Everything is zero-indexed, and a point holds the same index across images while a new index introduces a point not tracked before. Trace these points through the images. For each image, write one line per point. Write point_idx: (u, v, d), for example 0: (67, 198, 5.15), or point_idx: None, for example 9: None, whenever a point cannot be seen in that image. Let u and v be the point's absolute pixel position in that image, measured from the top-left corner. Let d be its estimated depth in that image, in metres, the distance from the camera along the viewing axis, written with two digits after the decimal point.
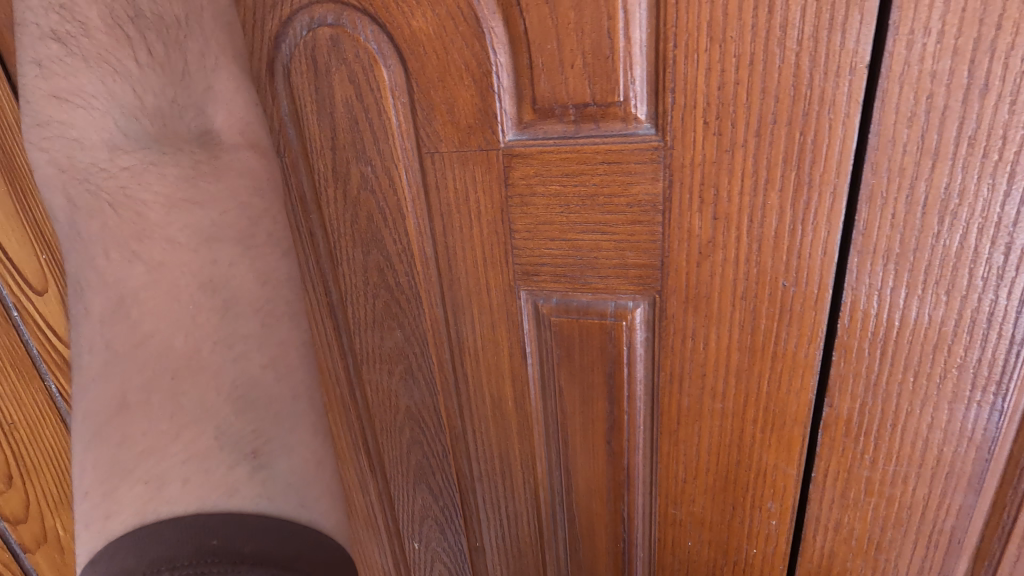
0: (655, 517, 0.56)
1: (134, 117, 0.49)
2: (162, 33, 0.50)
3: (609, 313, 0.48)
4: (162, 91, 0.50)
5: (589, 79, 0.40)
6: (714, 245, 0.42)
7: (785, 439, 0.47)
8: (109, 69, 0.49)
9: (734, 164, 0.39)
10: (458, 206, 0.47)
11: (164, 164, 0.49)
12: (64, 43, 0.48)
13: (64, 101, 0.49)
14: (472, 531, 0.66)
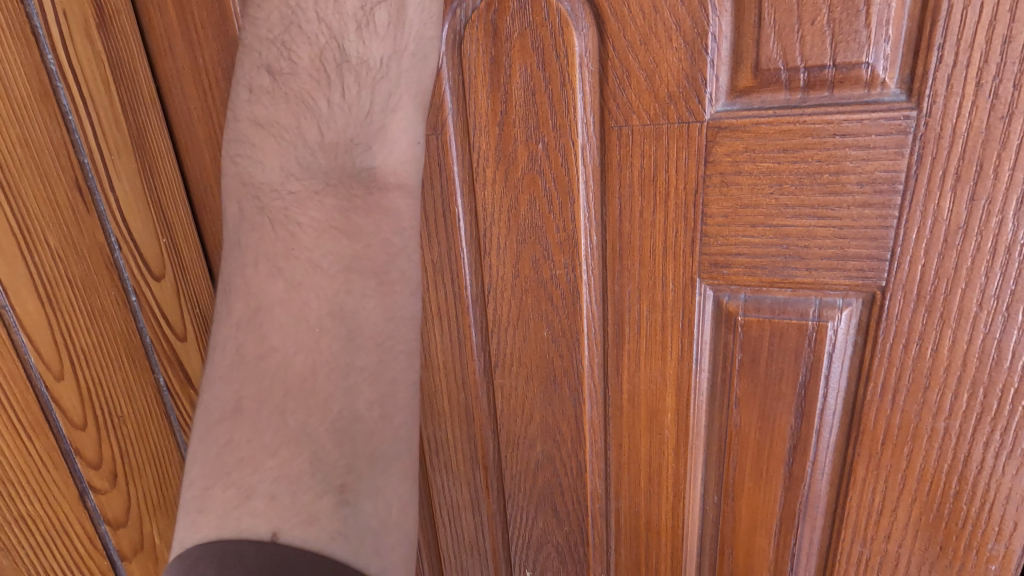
0: (832, 557, 0.48)
1: (329, 158, 0.40)
2: (354, 97, 0.40)
3: (811, 313, 0.42)
4: (369, 126, 0.40)
5: (841, 63, 0.35)
6: (964, 231, 0.36)
7: (991, 464, 0.41)
8: (303, 104, 0.39)
9: (994, 170, 0.34)
10: (640, 191, 0.43)
11: (327, 193, 0.39)
12: (279, 73, 0.39)
13: (260, 128, 0.40)
14: (598, 562, 0.58)
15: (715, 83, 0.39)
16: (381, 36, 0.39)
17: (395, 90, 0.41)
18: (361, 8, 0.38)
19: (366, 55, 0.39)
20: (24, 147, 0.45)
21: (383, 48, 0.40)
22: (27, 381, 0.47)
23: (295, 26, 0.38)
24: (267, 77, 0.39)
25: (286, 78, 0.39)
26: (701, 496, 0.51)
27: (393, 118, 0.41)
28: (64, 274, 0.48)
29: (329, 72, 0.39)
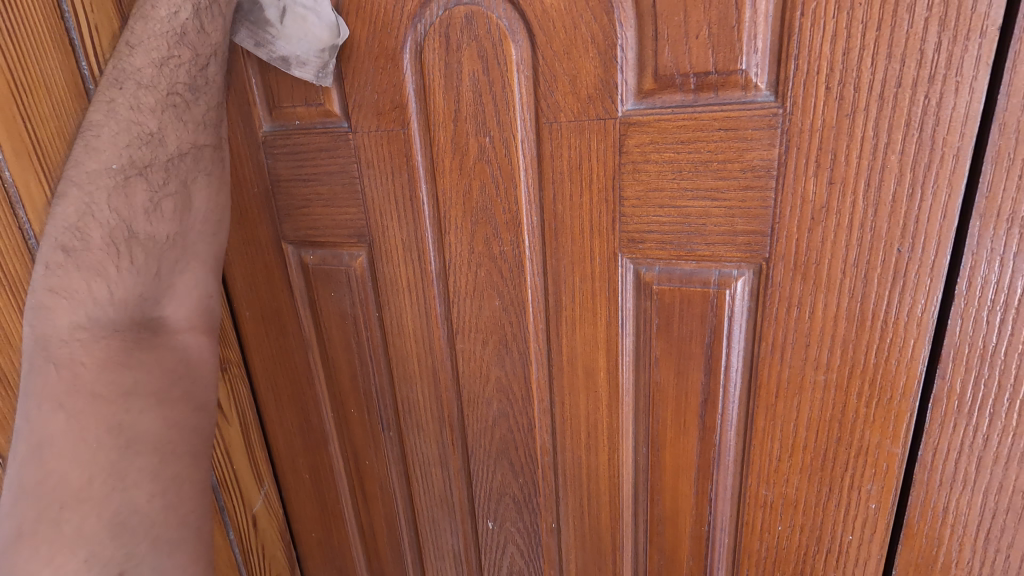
0: (743, 499, 0.55)
1: (112, 302, 0.52)
2: (153, 247, 0.54)
3: (712, 282, 0.49)
4: (156, 264, 0.54)
5: (721, 70, 0.43)
6: (827, 210, 0.43)
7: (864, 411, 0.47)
8: (120, 235, 0.52)
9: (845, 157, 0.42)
10: (569, 178, 0.51)
11: (114, 338, 0.51)
12: (94, 209, 0.52)
13: (54, 293, 0.51)
14: (550, 511, 0.66)
15: (624, 86, 0.46)
16: (171, 192, 0.55)
17: (179, 261, 0.57)
18: (150, 201, 0.54)
19: (163, 198, 0.54)
20: (63, 141, 0.54)
21: (172, 198, 0.55)
22: None
23: (116, 172, 0.52)
24: (72, 212, 0.52)
25: (91, 218, 0.52)
26: (632, 448, 0.58)
27: (179, 281, 0.57)
28: None
29: (150, 208, 0.54)
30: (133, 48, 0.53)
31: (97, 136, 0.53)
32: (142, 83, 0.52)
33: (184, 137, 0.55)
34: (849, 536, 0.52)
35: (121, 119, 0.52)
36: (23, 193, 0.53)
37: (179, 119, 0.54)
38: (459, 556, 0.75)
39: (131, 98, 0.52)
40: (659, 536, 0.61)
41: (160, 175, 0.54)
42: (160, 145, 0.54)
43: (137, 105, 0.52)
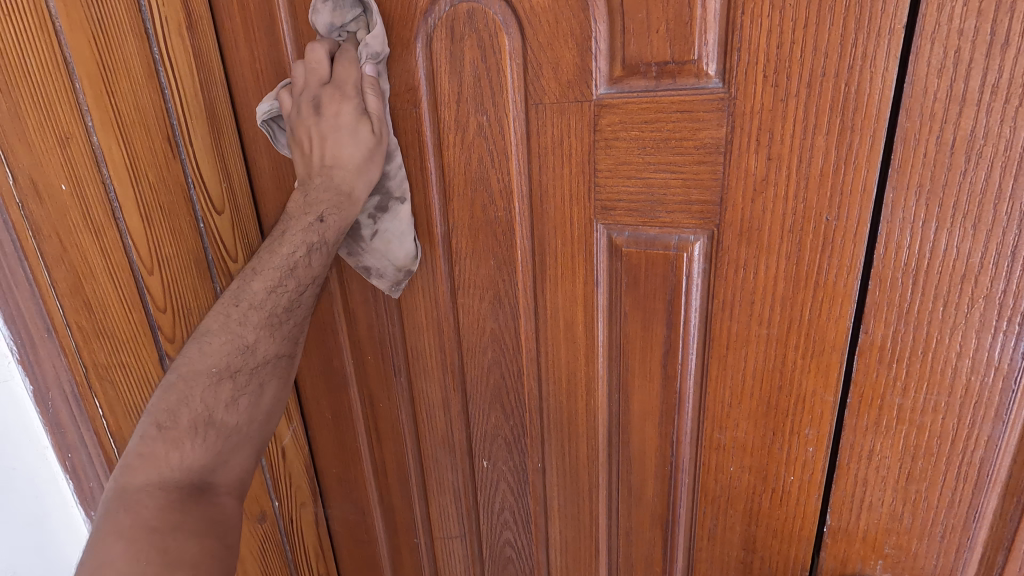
0: (701, 442, 0.63)
1: (176, 465, 0.56)
2: (226, 435, 0.60)
3: (673, 245, 0.56)
4: (239, 416, 0.61)
5: (678, 60, 0.50)
6: (767, 182, 0.50)
7: (802, 363, 0.54)
8: (204, 420, 0.59)
9: (782, 136, 0.48)
10: (553, 152, 0.59)
11: (211, 437, 0.58)
12: (195, 394, 0.59)
13: (160, 434, 0.56)
14: (536, 452, 0.75)
15: (598, 72, 0.54)
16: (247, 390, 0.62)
17: (244, 433, 0.62)
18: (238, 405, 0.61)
19: (231, 416, 0.61)
20: (136, 111, 0.64)
21: (249, 394, 0.62)
22: (130, 271, 0.65)
23: (233, 348, 0.62)
24: (184, 392, 0.59)
25: (195, 400, 0.59)
26: (605, 395, 0.66)
27: (236, 459, 0.61)
28: (156, 200, 0.67)
29: (238, 398, 0.62)
30: (273, 238, 0.65)
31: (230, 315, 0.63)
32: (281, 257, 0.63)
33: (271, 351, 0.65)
34: (791, 477, 0.59)
35: (250, 290, 0.63)
36: (105, 155, 0.62)
37: (249, 360, 0.63)
38: (459, 492, 0.85)
39: (262, 287, 0.63)
40: (629, 476, 0.69)
41: (243, 385, 0.62)
42: (252, 356, 0.63)
43: (253, 314, 0.63)
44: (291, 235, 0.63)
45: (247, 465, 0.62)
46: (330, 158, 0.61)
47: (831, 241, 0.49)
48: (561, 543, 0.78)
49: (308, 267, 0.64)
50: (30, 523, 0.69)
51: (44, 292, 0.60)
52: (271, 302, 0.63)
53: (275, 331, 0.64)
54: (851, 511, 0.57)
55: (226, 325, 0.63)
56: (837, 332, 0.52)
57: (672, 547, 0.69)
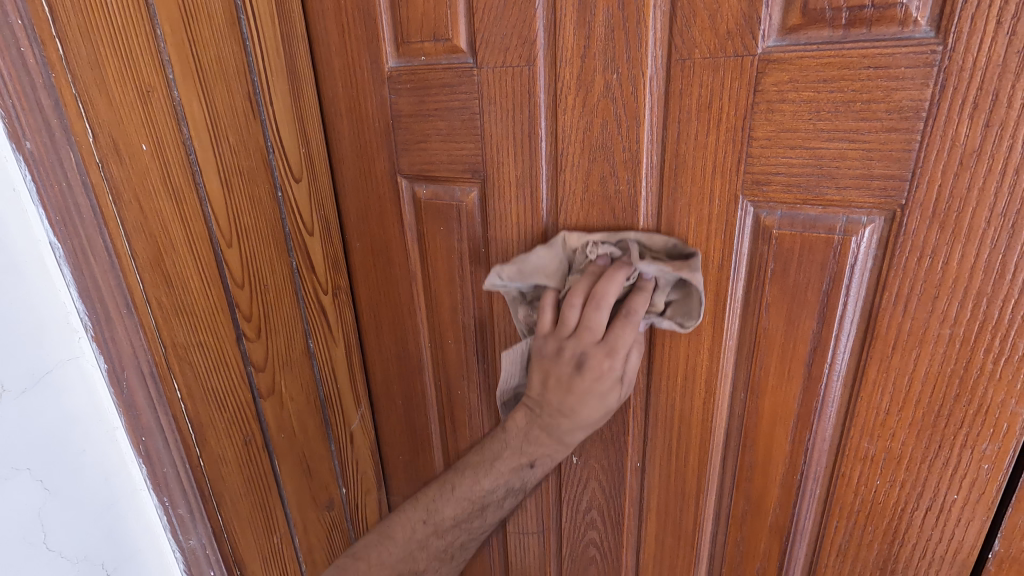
0: (841, 452, 0.56)
1: (377, 560, 0.63)
2: (444, 528, 0.65)
3: (838, 228, 0.48)
4: (409, 562, 0.64)
5: (878, 5, 0.42)
6: (979, 154, 0.42)
7: (990, 369, 0.46)
8: (425, 529, 0.65)
9: (1010, 98, 0.40)
10: (698, 115, 0.51)
11: (415, 543, 0.65)
12: (428, 534, 0.65)
13: (386, 538, 0.65)
14: (636, 451, 0.69)
15: (768, 22, 0.46)
16: (493, 500, 0.65)
17: (445, 560, 0.68)
18: (454, 514, 0.65)
19: (447, 513, 0.65)
20: (217, 64, 0.58)
21: (473, 513, 0.66)
22: (210, 243, 0.60)
23: (469, 503, 0.65)
24: (419, 510, 0.66)
25: (384, 547, 0.65)
26: (729, 393, 0.60)
27: (466, 530, 0.66)
28: (237, 165, 0.62)
29: (428, 546, 0.65)
30: (508, 428, 0.64)
31: (498, 476, 0.64)
32: (554, 431, 0.61)
33: (500, 480, 0.64)
34: (954, 495, 0.52)
35: (503, 467, 0.63)
36: (186, 112, 0.56)
37: (455, 519, 0.65)
38: (540, 488, 0.79)
39: (491, 484, 0.64)
40: (747, 483, 0.62)
41: (421, 534, 0.65)
42: (480, 492, 0.65)
43: (497, 481, 0.64)
44: (541, 372, 0.59)
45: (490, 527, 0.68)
46: (559, 366, 0.58)
47: None
48: (655, 547, 0.73)
49: (519, 454, 0.63)
50: (100, 511, 0.64)
51: (124, 265, 0.54)
52: (493, 485, 0.64)
53: (493, 509, 0.66)
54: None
55: (483, 494, 0.65)
56: None
57: (790, 562, 0.63)
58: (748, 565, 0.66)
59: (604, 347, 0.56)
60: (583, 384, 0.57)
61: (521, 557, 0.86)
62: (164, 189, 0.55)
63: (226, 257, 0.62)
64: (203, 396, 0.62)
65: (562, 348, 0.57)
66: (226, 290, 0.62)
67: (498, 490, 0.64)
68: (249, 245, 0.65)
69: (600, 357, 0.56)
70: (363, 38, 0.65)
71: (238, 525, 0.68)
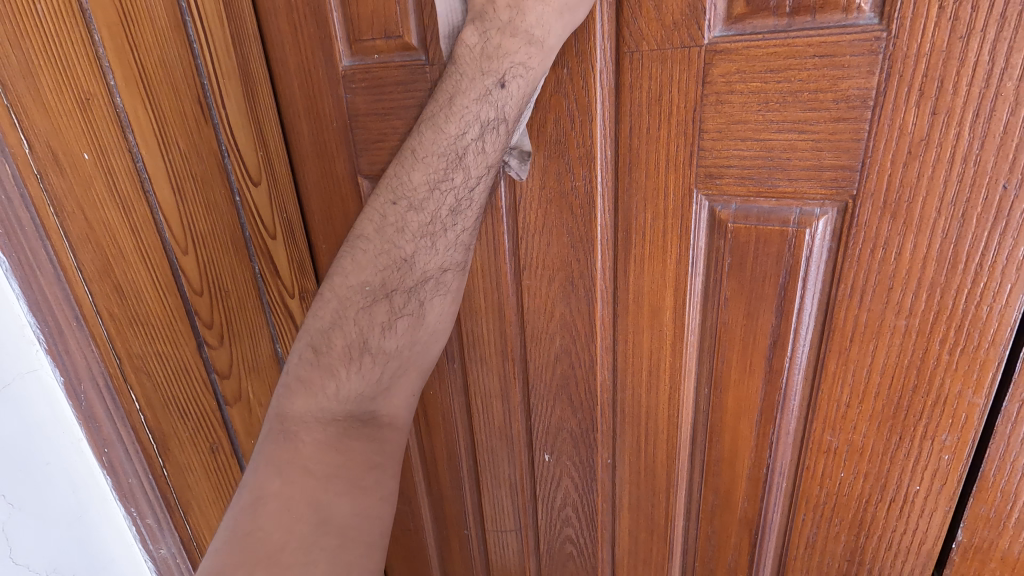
0: (805, 445, 0.55)
1: (331, 394, 0.53)
2: (383, 362, 0.55)
3: (792, 221, 0.48)
4: (376, 385, 0.55)
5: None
6: (927, 142, 0.41)
7: (947, 358, 0.46)
8: (358, 347, 0.53)
9: (954, 87, 0.39)
10: (649, 108, 0.50)
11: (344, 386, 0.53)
12: (390, 218, 0.54)
13: (316, 361, 0.53)
14: (606, 447, 0.68)
15: (713, 11, 0.45)
16: (454, 181, 0.52)
17: (401, 367, 0.56)
18: (387, 322, 0.54)
19: (389, 341, 0.54)
20: (162, 69, 0.57)
21: (409, 315, 0.55)
22: (164, 251, 0.59)
23: (436, 156, 0.52)
24: (376, 246, 0.54)
25: (305, 398, 0.53)
26: (693, 388, 0.59)
27: (428, 309, 0.56)
28: (189, 171, 0.60)
29: (362, 366, 0.54)
30: (417, 159, 0.52)
31: (465, 112, 0.50)
32: (439, 120, 0.51)
33: (481, 162, 0.52)
34: (917, 486, 0.51)
35: (468, 98, 0.50)
36: (131, 120, 0.55)
37: (383, 329, 0.54)
38: (515, 485, 0.79)
39: (423, 178, 0.52)
40: (715, 477, 0.62)
41: (372, 367, 0.54)
42: (410, 271, 0.54)
43: (465, 120, 0.50)
44: (459, 106, 0.50)
45: (405, 381, 0.57)
46: (489, 102, 0.49)
47: (1001, 216, 0.41)
48: (630, 543, 0.72)
49: (431, 252, 0.54)
50: (69, 524, 0.63)
51: (70, 277, 0.53)
52: (435, 207, 0.53)
53: (444, 221, 0.54)
54: (994, 528, 0.49)
55: (427, 172, 0.52)
56: (1001, 324, 0.43)
57: (761, 554, 0.63)
58: (721, 559, 0.66)
59: (534, 46, 0.48)
60: (504, 100, 0.49)
61: (500, 554, 0.86)
62: (109, 198, 0.54)
63: (182, 266, 0.61)
64: (164, 406, 0.61)
65: (488, 34, 0.48)
66: (184, 298, 0.61)
67: (455, 128, 0.50)
68: (207, 253, 0.63)
69: (530, 52, 0.48)
70: (316, 38, 0.64)
71: (207, 532, 0.68)
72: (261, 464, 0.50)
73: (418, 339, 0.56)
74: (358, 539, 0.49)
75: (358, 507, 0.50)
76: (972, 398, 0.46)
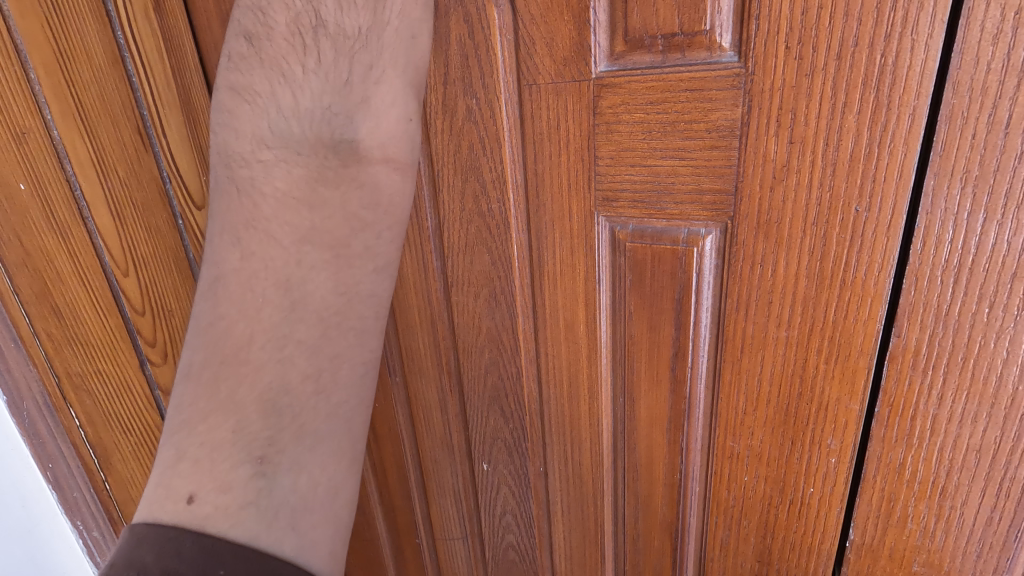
0: (712, 451, 0.58)
1: (275, 149, 0.47)
2: (336, 59, 0.47)
3: (681, 240, 0.51)
4: (326, 106, 0.47)
5: (685, 36, 0.44)
6: (788, 169, 0.45)
7: (824, 367, 0.49)
8: (296, 64, 0.47)
9: (805, 120, 0.43)
10: (551, 135, 0.53)
11: (288, 153, 0.47)
12: (267, 37, 0.48)
13: (241, 133, 0.49)
14: (537, 455, 0.71)
15: (597, 48, 0.48)
16: (359, 1, 0.47)
17: (377, 63, 0.48)
18: (331, 24, 0.47)
19: (334, 37, 0.47)
20: (100, 102, 0.60)
21: (357, 38, 0.47)
22: (103, 275, 0.61)
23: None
24: (251, 50, 0.48)
25: (255, 224, 0.47)
26: (609, 398, 0.62)
27: (389, 14, 0.49)
28: (129, 200, 0.63)
29: (303, 81, 0.47)
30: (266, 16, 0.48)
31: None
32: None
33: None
34: (812, 489, 0.54)
35: None
36: (68, 154, 0.58)
37: (315, 88, 0.47)
38: (459, 495, 0.81)
39: None
40: (636, 482, 0.65)
41: (336, 65, 0.47)
42: None
43: None
44: None
45: (389, 76, 0.49)
46: None
47: (857, 235, 0.44)
48: (566, 548, 0.75)
49: None
50: (19, 538, 0.64)
51: (8, 300, 0.58)
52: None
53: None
54: (881, 527, 0.52)
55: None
56: (867, 335, 0.47)
57: (682, 557, 0.65)
58: (649, 560, 0.68)
59: None
60: None
61: (451, 562, 0.88)
62: (46, 228, 0.58)
63: (124, 290, 0.63)
64: (104, 422, 0.64)
65: None
66: (124, 321, 0.63)
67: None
68: (150, 278, 0.65)
69: None
70: None
71: None
72: (220, 231, 0.48)
73: (382, 25, 0.48)
74: (333, 411, 0.47)
75: (335, 272, 0.48)
76: (849, 404, 0.49)
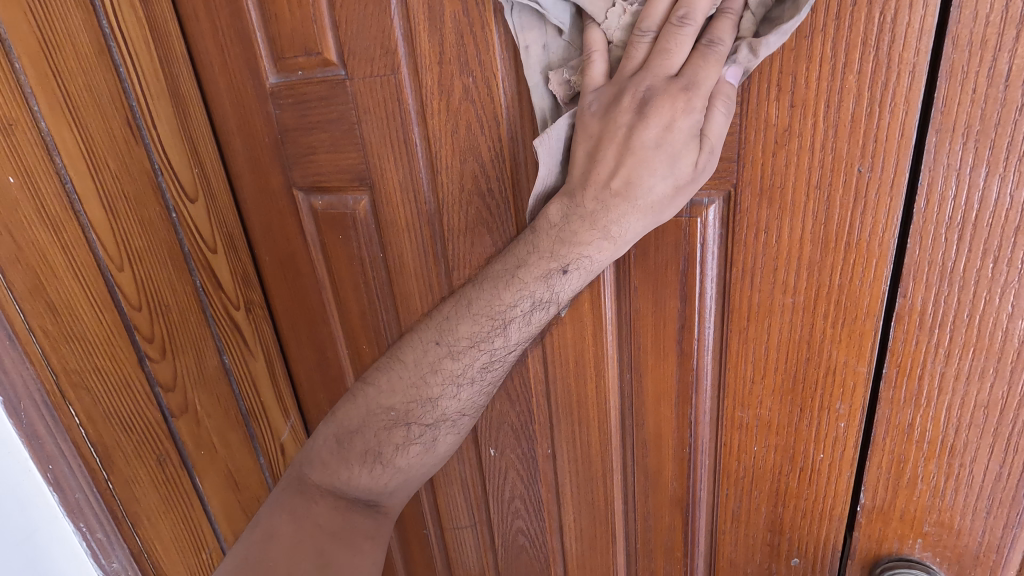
0: (721, 423, 0.58)
1: (344, 481, 0.56)
2: (394, 470, 0.56)
3: (684, 211, 0.51)
4: (383, 483, 0.56)
5: None
6: (790, 133, 0.45)
7: (831, 331, 0.49)
8: (403, 417, 0.55)
9: (806, 82, 0.43)
10: None
11: (370, 456, 0.55)
12: (449, 337, 0.54)
13: (383, 383, 0.56)
14: (545, 438, 0.71)
15: None
16: (526, 321, 0.53)
17: (452, 431, 0.57)
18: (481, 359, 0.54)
19: (420, 436, 0.55)
20: (88, 94, 0.59)
21: (451, 414, 0.56)
22: (98, 268, 0.61)
23: (486, 318, 0.53)
24: (446, 331, 0.54)
25: (325, 465, 0.57)
26: (616, 375, 0.62)
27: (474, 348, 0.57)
28: (121, 191, 0.63)
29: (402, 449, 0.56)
30: (484, 302, 0.53)
31: (522, 289, 0.51)
32: (547, 249, 0.50)
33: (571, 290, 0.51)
34: (821, 455, 0.55)
35: (530, 275, 0.51)
36: (57, 144, 0.57)
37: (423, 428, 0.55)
38: (466, 482, 0.81)
39: (504, 298, 0.52)
40: (644, 459, 0.65)
41: (459, 379, 0.55)
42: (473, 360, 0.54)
43: (521, 294, 0.51)
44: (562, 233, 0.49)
45: (453, 427, 0.57)
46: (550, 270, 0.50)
47: (861, 197, 0.44)
48: (576, 531, 0.75)
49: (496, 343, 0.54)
50: (17, 544, 0.61)
51: (2, 298, 0.54)
52: (471, 361, 0.54)
53: (477, 383, 0.55)
54: (890, 489, 0.53)
55: (514, 282, 0.52)
56: (872, 295, 0.47)
57: (694, 532, 0.65)
58: (659, 538, 0.68)
59: (608, 240, 0.48)
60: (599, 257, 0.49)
61: (460, 551, 0.87)
62: (36, 221, 0.55)
63: (118, 282, 0.63)
64: (103, 420, 0.62)
65: (571, 216, 0.49)
66: (120, 314, 0.63)
67: (562, 274, 0.50)
68: (145, 269, 0.66)
69: (601, 245, 0.48)
70: (242, 58, 0.66)
71: (159, 544, 0.68)
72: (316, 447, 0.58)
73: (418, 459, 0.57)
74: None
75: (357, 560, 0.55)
76: (856, 367, 0.50)
